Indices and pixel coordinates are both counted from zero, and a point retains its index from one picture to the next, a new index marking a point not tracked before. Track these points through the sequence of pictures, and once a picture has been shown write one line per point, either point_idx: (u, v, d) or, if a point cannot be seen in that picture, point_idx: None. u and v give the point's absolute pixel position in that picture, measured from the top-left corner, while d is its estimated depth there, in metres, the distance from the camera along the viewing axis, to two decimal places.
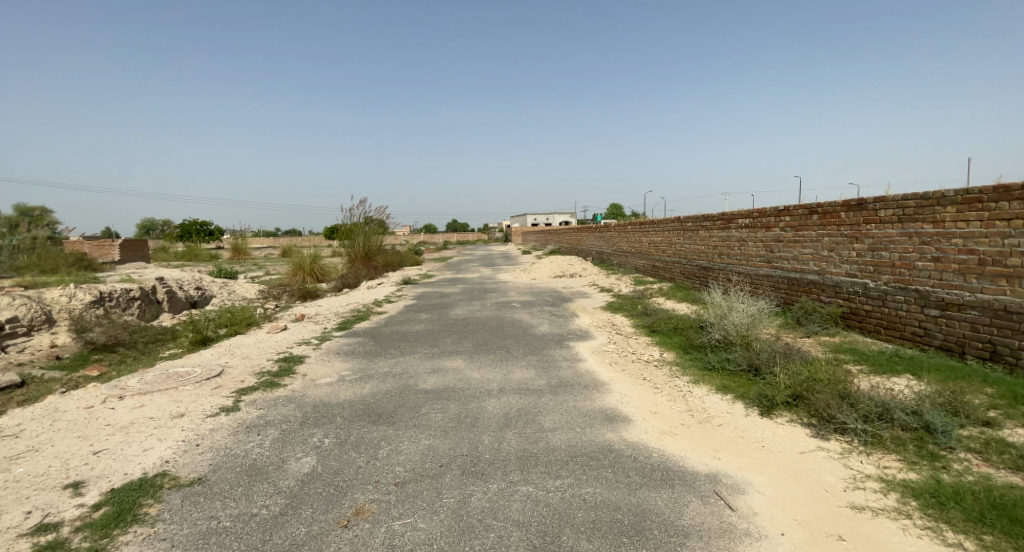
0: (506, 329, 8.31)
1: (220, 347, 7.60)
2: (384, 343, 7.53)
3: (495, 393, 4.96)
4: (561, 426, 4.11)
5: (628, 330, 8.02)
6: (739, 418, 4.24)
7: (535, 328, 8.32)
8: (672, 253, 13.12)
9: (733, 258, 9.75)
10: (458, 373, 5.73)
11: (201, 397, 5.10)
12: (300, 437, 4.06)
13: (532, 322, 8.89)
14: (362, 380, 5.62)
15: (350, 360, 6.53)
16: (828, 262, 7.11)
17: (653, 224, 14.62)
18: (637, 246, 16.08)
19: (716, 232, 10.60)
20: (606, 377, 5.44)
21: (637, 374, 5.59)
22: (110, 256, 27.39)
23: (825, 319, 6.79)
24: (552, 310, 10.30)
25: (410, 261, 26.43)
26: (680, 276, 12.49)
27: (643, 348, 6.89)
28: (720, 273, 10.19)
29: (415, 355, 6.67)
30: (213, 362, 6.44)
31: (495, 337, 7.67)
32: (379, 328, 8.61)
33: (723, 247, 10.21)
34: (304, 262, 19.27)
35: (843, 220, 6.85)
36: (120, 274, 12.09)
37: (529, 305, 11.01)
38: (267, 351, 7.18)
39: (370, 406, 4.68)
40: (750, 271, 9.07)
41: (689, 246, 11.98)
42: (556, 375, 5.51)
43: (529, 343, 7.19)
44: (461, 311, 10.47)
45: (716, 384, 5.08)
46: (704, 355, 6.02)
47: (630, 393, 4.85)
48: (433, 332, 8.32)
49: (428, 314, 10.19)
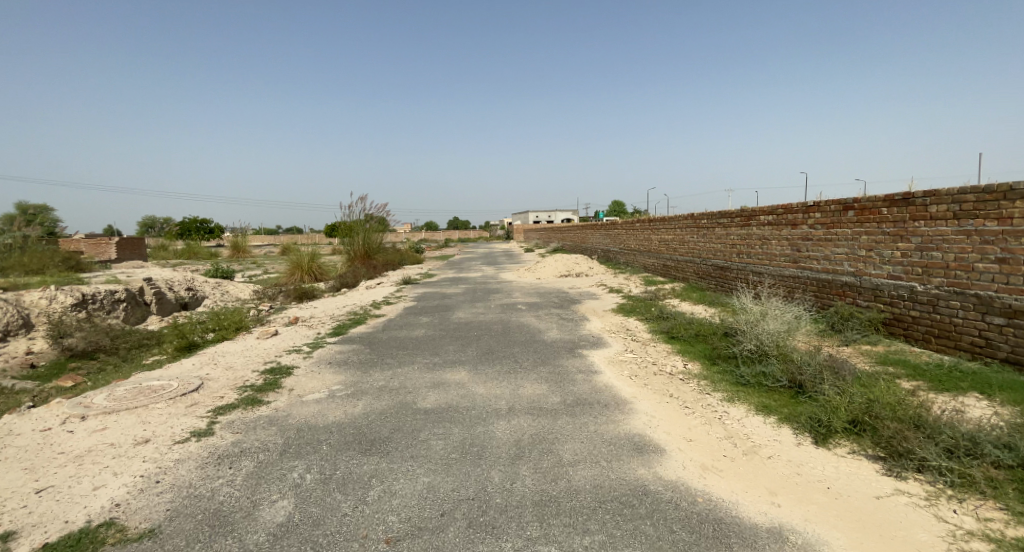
0: (513, 335, 7.69)
1: (204, 356, 7.00)
2: (381, 351, 6.93)
3: (504, 415, 4.36)
4: (583, 458, 3.51)
5: (644, 336, 7.40)
6: (790, 449, 3.65)
7: (544, 334, 7.71)
8: (684, 251, 12.52)
9: (754, 257, 9.14)
10: (461, 389, 5.13)
11: (171, 419, 4.50)
12: (278, 472, 3.46)
13: (540, 326, 8.27)
14: (354, 397, 5.01)
15: (342, 372, 5.92)
16: (866, 262, 6.51)
17: (664, 222, 14.01)
18: (646, 244, 15.47)
19: (734, 230, 9.98)
20: (628, 394, 4.83)
21: (662, 390, 4.99)
22: (107, 255, 26.94)
23: (866, 326, 6.19)
24: (561, 312, 9.69)
25: (411, 260, 25.83)
26: (693, 276, 11.89)
27: (664, 357, 6.28)
28: (740, 273, 9.59)
29: (414, 366, 6.07)
30: (193, 375, 5.84)
31: (501, 344, 7.07)
32: (377, 334, 8.01)
33: (743, 245, 9.60)
34: (302, 261, 18.75)
35: (886, 217, 6.25)
36: (107, 275, 11.52)
37: (536, 307, 10.39)
38: (253, 360, 6.59)
39: (362, 431, 4.09)
40: (773, 272, 8.46)
41: (703, 244, 11.38)
42: (572, 391, 4.91)
43: (538, 351, 6.58)
44: (464, 314, 9.86)
45: (755, 404, 4.47)
46: (735, 367, 5.41)
47: (658, 416, 4.25)
48: (435, 338, 7.72)
49: (429, 317, 9.58)
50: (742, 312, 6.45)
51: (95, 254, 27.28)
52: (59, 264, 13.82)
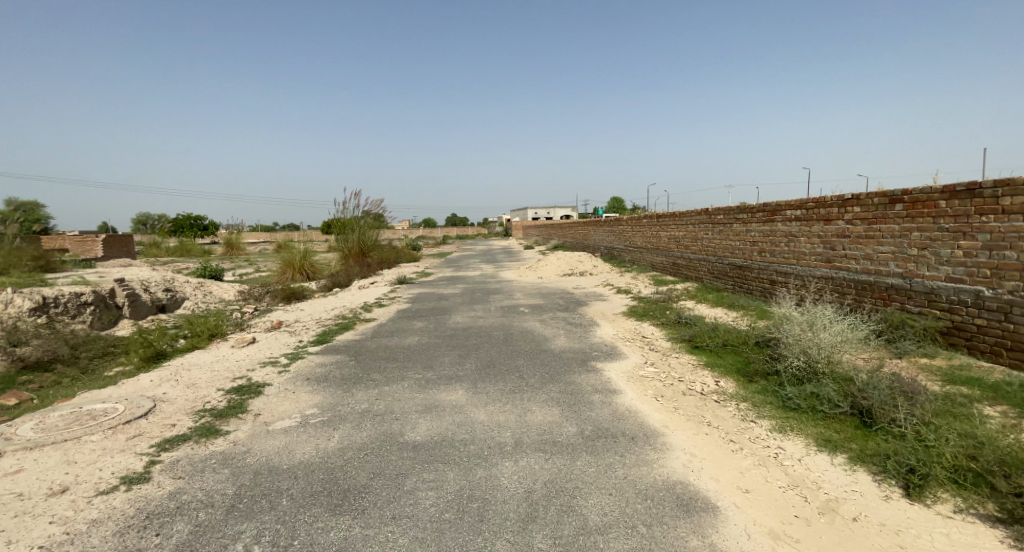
0: (516, 343, 6.88)
1: (166, 369, 6.20)
2: (367, 363, 6.11)
3: (509, 452, 3.57)
4: (613, 522, 2.73)
5: (665, 345, 6.61)
6: (877, 504, 2.84)
7: (552, 343, 6.89)
8: (697, 249, 11.73)
9: (779, 255, 8.36)
10: (457, 415, 4.32)
11: (102, 459, 3.72)
12: (217, 544, 2.69)
13: (546, 333, 7.46)
14: (330, 425, 4.22)
15: (320, 391, 5.11)
16: (918, 262, 5.71)
17: (674, 218, 13.21)
18: (654, 240, 14.67)
19: (755, 226, 9.18)
20: (659, 424, 4.03)
21: (697, 417, 4.20)
22: (94, 254, 26.11)
23: (920, 335, 5.39)
24: (567, 317, 8.89)
25: (406, 258, 24.95)
26: (708, 276, 11.09)
27: (691, 372, 5.48)
28: (763, 273, 8.81)
29: (403, 383, 5.25)
30: (145, 396, 5.04)
31: (503, 355, 6.26)
32: (365, 342, 7.19)
33: (766, 243, 8.81)
34: (293, 259, 17.96)
35: (943, 211, 5.46)
36: (76, 276, 10.70)
37: (539, 310, 9.58)
38: (220, 376, 5.79)
39: (335, 477, 3.30)
40: (804, 272, 7.67)
41: (719, 241, 10.59)
42: (590, 419, 4.11)
43: (546, 365, 5.77)
44: (461, 318, 9.05)
45: (814, 437, 3.68)
46: (778, 386, 4.63)
47: (700, 453, 3.47)
48: (430, 347, 6.90)
49: (423, 322, 8.77)
50: (779, 319, 5.66)
51: (81, 252, 26.42)
52: (30, 264, 12.98)
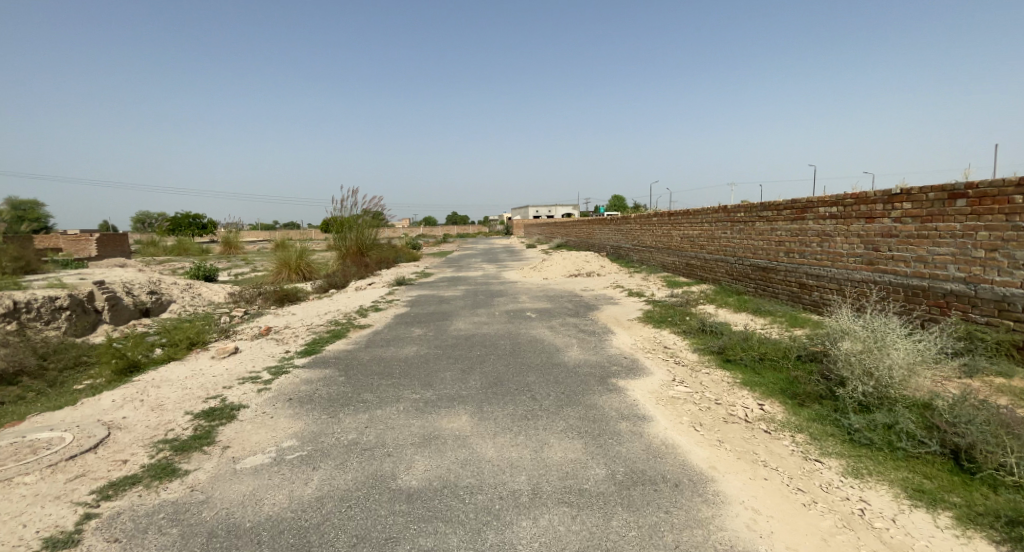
0: (525, 355, 6.19)
1: (133, 387, 5.51)
2: (358, 379, 5.43)
3: (528, 507, 2.89)
4: None
5: (691, 357, 5.95)
6: None
7: (565, 354, 6.20)
8: (713, 249, 11.06)
9: (811, 256, 7.71)
10: (461, 450, 3.63)
11: (26, 512, 3.04)
12: None
13: (557, 343, 6.77)
14: (309, 463, 3.52)
15: (302, 416, 4.42)
16: (986, 266, 5.11)
17: (687, 215, 12.54)
18: (664, 239, 14.00)
19: (782, 224, 8.53)
20: (704, 462, 3.37)
21: (750, 453, 3.54)
22: (86, 253, 25.44)
23: (992, 351, 4.77)
24: (579, 323, 8.19)
25: (405, 257, 24.21)
26: (726, 278, 10.42)
27: (727, 390, 4.81)
28: (792, 276, 8.15)
29: (398, 405, 4.58)
30: (100, 422, 4.34)
31: (511, 370, 5.57)
32: (357, 353, 6.50)
33: (794, 243, 8.15)
34: (290, 258, 17.28)
35: (1020, 207, 4.86)
36: (52, 279, 9.99)
37: (548, 315, 8.88)
38: (192, 396, 5.09)
39: (307, 546, 2.66)
40: (840, 275, 7.03)
41: (739, 240, 9.93)
42: (621, 457, 3.43)
43: (561, 383, 5.09)
44: (463, 324, 8.36)
45: (903, 486, 3.11)
46: (840, 413, 4.00)
47: (767, 508, 2.84)
48: (429, 359, 6.22)
49: (422, 328, 8.08)
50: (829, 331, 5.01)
51: (74, 251, 25.76)
52: (8, 266, 12.27)
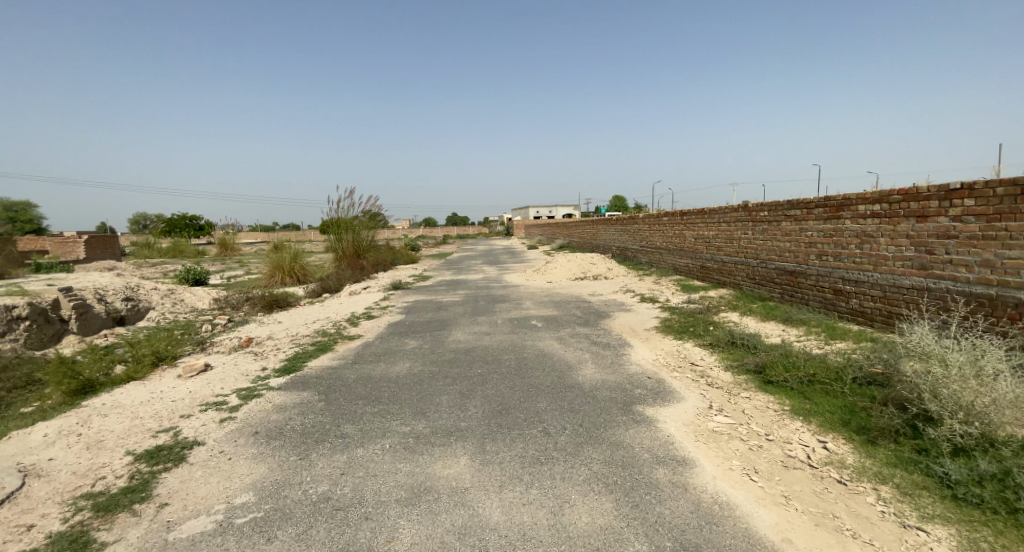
0: (533, 374, 5.39)
1: (78, 415, 4.73)
2: (339, 406, 4.65)
3: None
4: None
5: (726, 378, 5.20)
6: None
7: (579, 373, 5.41)
8: (732, 250, 10.32)
9: (850, 260, 6.99)
10: (458, 511, 2.87)
11: None
12: None
13: (569, 359, 5.98)
14: (262, 533, 2.77)
15: (265, 459, 3.65)
16: None
17: (702, 215, 11.79)
18: (676, 240, 13.25)
19: (814, 224, 7.80)
20: (773, 535, 2.62)
21: (829, 517, 2.77)
22: (76, 255, 24.74)
23: None
24: (590, 333, 7.43)
25: (403, 260, 23.36)
26: (748, 282, 9.70)
27: (778, 423, 4.05)
28: (827, 282, 7.44)
29: (385, 443, 3.81)
30: (19, 468, 3.58)
31: (518, 394, 4.79)
32: (342, 371, 5.72)
33: (830, 244, 7.43)
34: (282, 261, 16.51)
35: None
36: (17, 285, 9.21)
37: (556, 324, 8.09)
38: (141, 428, 4.32)
39: None
40: (885, 281, 6.28)
41: (763, 242, 9.20)
42: (664, 529, 2.67)
43: (577, 412, 4.30)
44: (462, 335, 7.56)
45: None
46: (931, 457, 3.23)
47: None
48: (424, 377, 5.43)
49: (417, 340, 7.28)
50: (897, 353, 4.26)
51: (63, 253, 25.04)
52: None
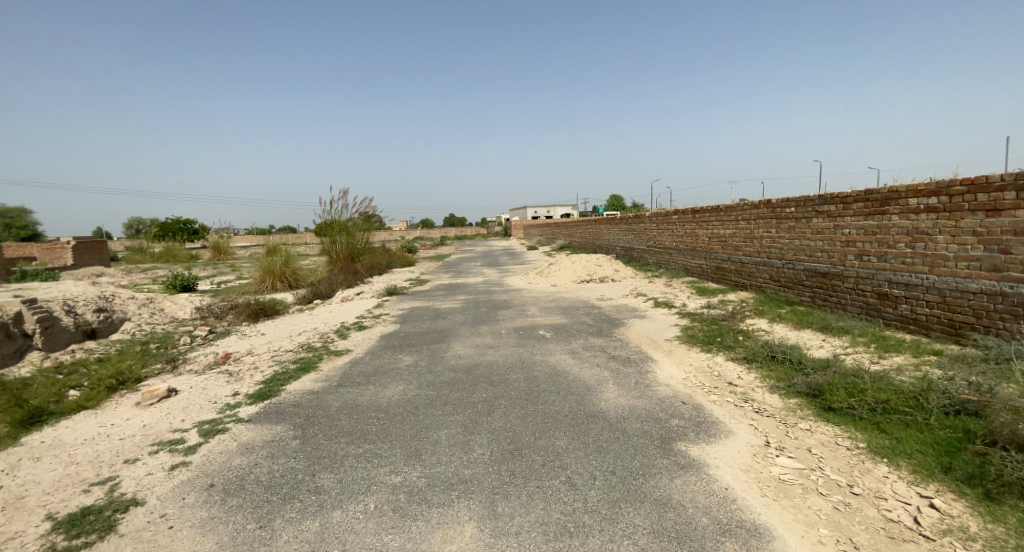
0: (547, 399, 4.60)
1: (5, 460, 3.92)
2: (316, 445, 3.86)
3: None
4: None
5: (775, 403, 4.43)
6: None
7: (600, 399, 4.61)
8: (753, 250, 9.58)
9: (898, 260, 6.35)
10: None
11: None
12: None
13: (586, 379, 5.18)
14: None
15: (213, 530, 2.86)
16: None
17: (717, 214, 11.05)
18: (687, 239, 12.50)
19: (852, 221, 7.09)
20: None
21: None
22: (63, 261, 23.95)
23: None
24: (606, 345, 6.66)
25: (399, 262, 22.50)
26: (771, 285, 8.96)
27: (858, 468, 3.35)
28: (869, 285, 6.75)
29: (370, 502, 3.04)
30: None
31: (532, 427, 4.01)
32: (325, 397, 4.93)
33: (872, 243, 6.76)
34: (273, 266, 15.75)
35: None
36: None
37: (566, 334, 7.32)
38: (73, 479, 3.52)
39: None
40: (946, 284, 5.71)
41: (789, 240, 8.47)
42: None
43: (606, 453, 3.53)
44: (462, 349, 6.75)
45: None
46: None
47: None
48: (419, 405, 4.63)
49: (412, 355, 6.48)
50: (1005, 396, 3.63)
51: (49, 260, 24.23)
52: None
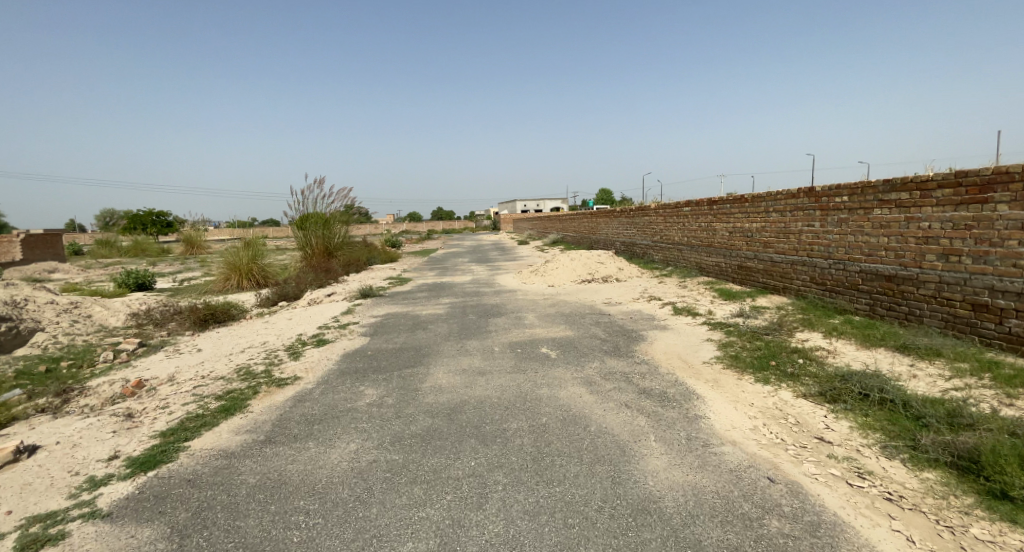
0: (566, 474, 3.09)
1: None
2: None
3: None
4: None
5: (908, 483, 2.92)
6: None
7: (643, 473, 3.11)
8: (788, 247, 8.11)
9: (1006, 261, 4.92)
10: None
11: None
12: None
13: (617, 434, 3.66)
14: None
15: None
16: None
17: (742, 205, 9.55)
18: (703, 234, 11.00)
19: (933, 212, 5.64)
20: None
21: None
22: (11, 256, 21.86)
23: None
24: (631, 372, 5.13)
25: (381, 258, 20.80)
26: (813, 289, 7.53)
27: None
28: (959, 292, 5.30)
29: None
30: None
31: (551, 537, 2.51)
32: (239, 467, 3.36)
33: (964, 240, 5.31)
34: (238, 261, 13.99)
35: None
36: None
37: (577, 355, 5.78)
38: None
39: None
40: None
41: (840, 235, 7.01)
42: None
43: None
44: (444, 377, 5.16)
45: None
46: None
47: None
48: (374, 481, 3.09)
49: (377, 388, 4.87)
50: None
51: None
52: None
